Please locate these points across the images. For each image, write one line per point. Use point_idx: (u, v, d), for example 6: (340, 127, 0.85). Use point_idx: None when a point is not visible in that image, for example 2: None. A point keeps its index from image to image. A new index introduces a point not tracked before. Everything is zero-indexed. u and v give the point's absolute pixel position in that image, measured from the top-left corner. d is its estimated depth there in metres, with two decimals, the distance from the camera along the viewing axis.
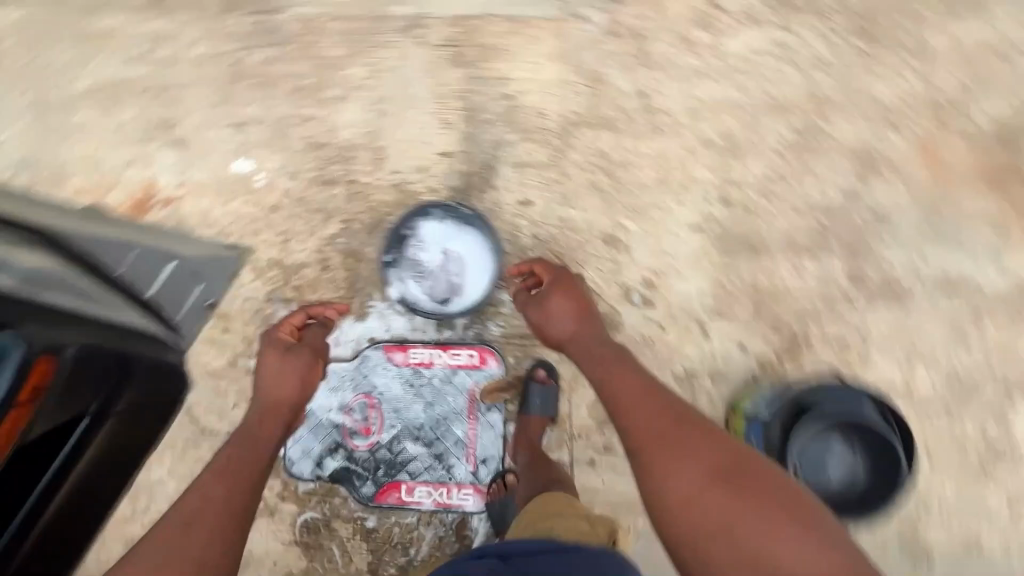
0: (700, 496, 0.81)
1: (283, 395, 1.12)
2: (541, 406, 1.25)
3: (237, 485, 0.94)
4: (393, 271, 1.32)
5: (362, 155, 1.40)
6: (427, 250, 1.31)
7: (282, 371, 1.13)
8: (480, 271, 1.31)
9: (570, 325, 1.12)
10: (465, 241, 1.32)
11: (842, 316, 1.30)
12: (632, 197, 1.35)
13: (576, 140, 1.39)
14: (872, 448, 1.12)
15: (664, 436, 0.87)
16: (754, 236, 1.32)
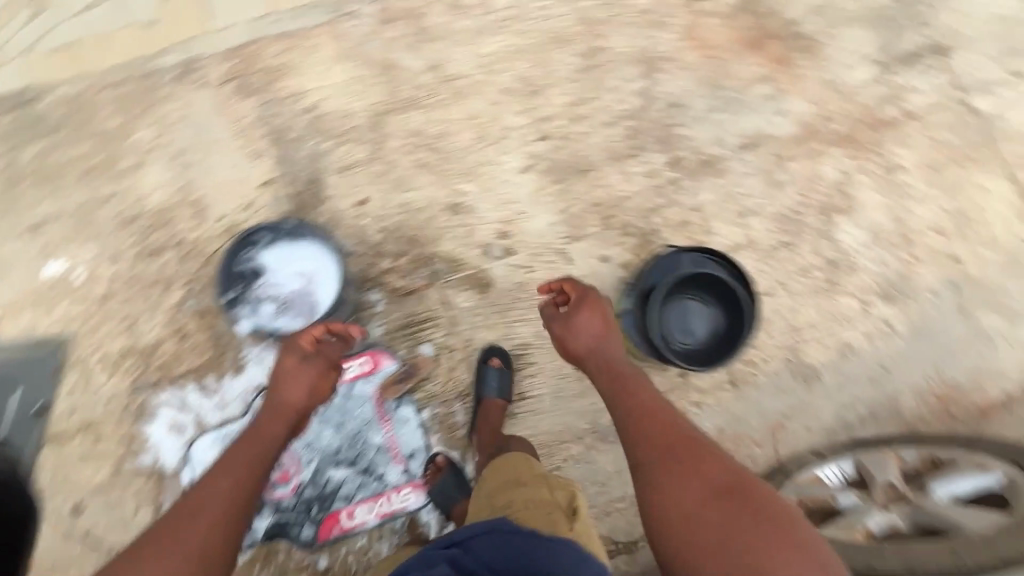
0: (702, 502, 0.85)
1: (292, 399, 1.08)
2: (497, 390, 1.26)
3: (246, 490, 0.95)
4: (241, 307, 1.27)
5: (182, 212, 1.34)
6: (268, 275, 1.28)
7: (299, 381, 1.09)
8: (326, 274, 1.30)
9: (593, 342, 1.12)
10: (300, 252, 1.29)
11: (675, 200, 1.43)
12: (459, 163, 1.41)
13: (390, 128, 1.42)
14: (714, 291, 1.33)
15: (673, 444, 0.93)
16: (577, 159, 1.43)
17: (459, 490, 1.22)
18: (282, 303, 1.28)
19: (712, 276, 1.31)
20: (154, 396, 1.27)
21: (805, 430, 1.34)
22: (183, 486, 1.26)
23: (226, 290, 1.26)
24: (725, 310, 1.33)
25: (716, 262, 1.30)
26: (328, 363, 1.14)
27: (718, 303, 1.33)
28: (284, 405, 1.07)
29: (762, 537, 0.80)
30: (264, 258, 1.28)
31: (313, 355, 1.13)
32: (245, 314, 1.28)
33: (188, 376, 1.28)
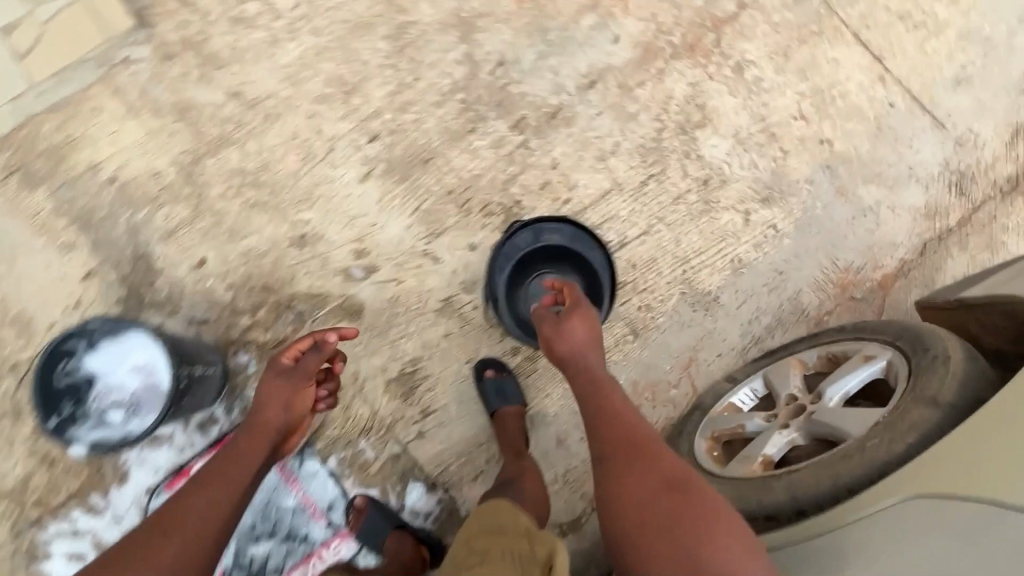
0: (654, 507, 0.88)
1: (276, 420, 1.01)
2: (500, 399, 1.20)
3: (224, 512, 0.91)
4: (78, 429, 1.04)
5: (5, 333, 1.21)
6: (101, 383, 1.05)
7: (282, 404, 1.02)
8: (161, 365, 1.05)
9: (576, 347, 1.09)
10: (129, 349, 1.05)
11: (529, 164, 1.34)
12: (292, 191, 1.30)
13: (207, 175, 1.29)
14: (564, 260, 1.28)
15: (637, 450, 0.94)
16: (415, 150, 1.32)
17: (388, 520, 1.17)
18: (128, 404, 1.05)
19: (546, 243, 1.28)
20: (38, 533, 1.17)
21: (716, 357, 1.31)
22: None
23: (49, 412, 1.03)
24: (578, 268, 1.28)
25: (545, 230, 1.28)
26: (309, 381, 1.05)
27: (568, 265, 1.28)
28: (264, 424, 1.00)
29: (709, 544, 0.82)
30: (84, 362, 1.04)
31: (298, 375, 1.04)
32: (86, 432, 1.04)
33: (70, 500, 1.18)
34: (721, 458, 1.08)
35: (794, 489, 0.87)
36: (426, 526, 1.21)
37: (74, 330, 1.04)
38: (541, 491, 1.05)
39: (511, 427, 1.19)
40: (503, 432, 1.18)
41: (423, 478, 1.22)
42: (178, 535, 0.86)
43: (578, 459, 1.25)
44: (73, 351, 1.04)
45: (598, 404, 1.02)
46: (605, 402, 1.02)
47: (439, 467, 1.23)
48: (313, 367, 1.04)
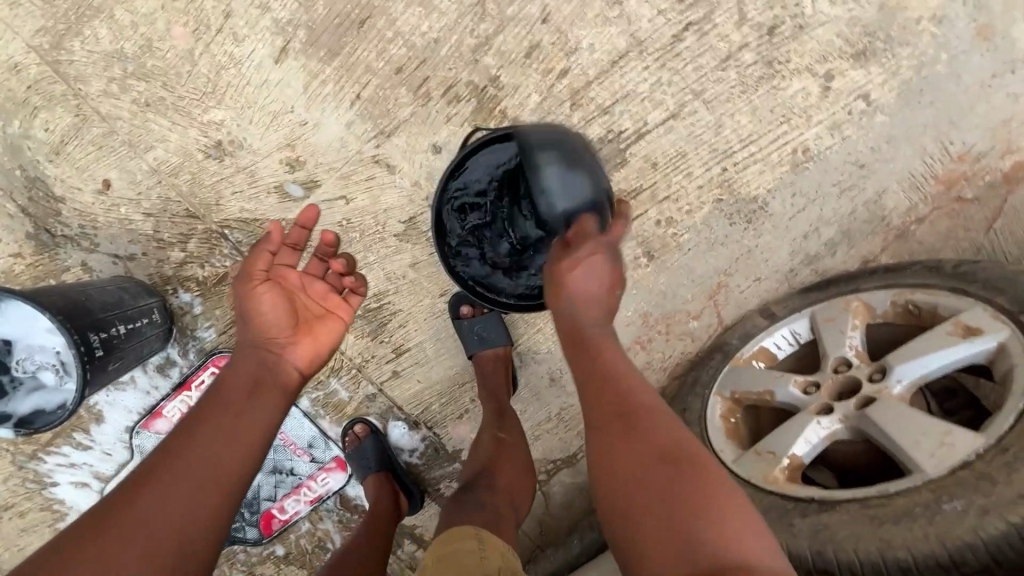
0: (648, 487, 0.57)
1: (249, 336, 0.72)
2: (480, 342, 1.04)
3: (242, 436, 0.66)
4: (13, 401, 0.93)
5: None
6: (11, 354, 0.91)
7: (242, 320, 0.72)
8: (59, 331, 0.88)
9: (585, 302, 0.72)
10: (24, 316, 0.90)
11: (508, 18, 0.93)
12: (190, 81, 0.97)
13: (78, 64, 0.96)
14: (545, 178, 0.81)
15: (630, 412, 0.63)
16: (343, 7, 0.93)
17: (372, 462, 1.09)
18: (56, 365, 0.93)
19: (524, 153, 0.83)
20: (38, 466, 1.17)
21: (754, 282, 1.03)
22: None
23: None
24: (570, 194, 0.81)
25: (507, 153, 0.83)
26: (259, 303, 0.71)
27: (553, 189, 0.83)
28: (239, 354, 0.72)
29: (726, 535, 0.53)
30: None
31: (243, 279, 0.72)
32: (18, 402, 0.93)
33: (56, 438, 1.16)
34: (740, 426, 0.88)
35: (827, 545, 0.64)
36: (411, 460, 1.15)
37: None
38: (519, 481, 0.95)
39: (494, 370, 1.04)
40: (483, 376, 1.04)
41: (403, 417, 1.13)
42: (182, 477, 0.60)
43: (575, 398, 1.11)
44: None
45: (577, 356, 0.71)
46: (596, 350, 0.70)
47: (419, 406, 1.13)
48: (258, 263, 0.72)
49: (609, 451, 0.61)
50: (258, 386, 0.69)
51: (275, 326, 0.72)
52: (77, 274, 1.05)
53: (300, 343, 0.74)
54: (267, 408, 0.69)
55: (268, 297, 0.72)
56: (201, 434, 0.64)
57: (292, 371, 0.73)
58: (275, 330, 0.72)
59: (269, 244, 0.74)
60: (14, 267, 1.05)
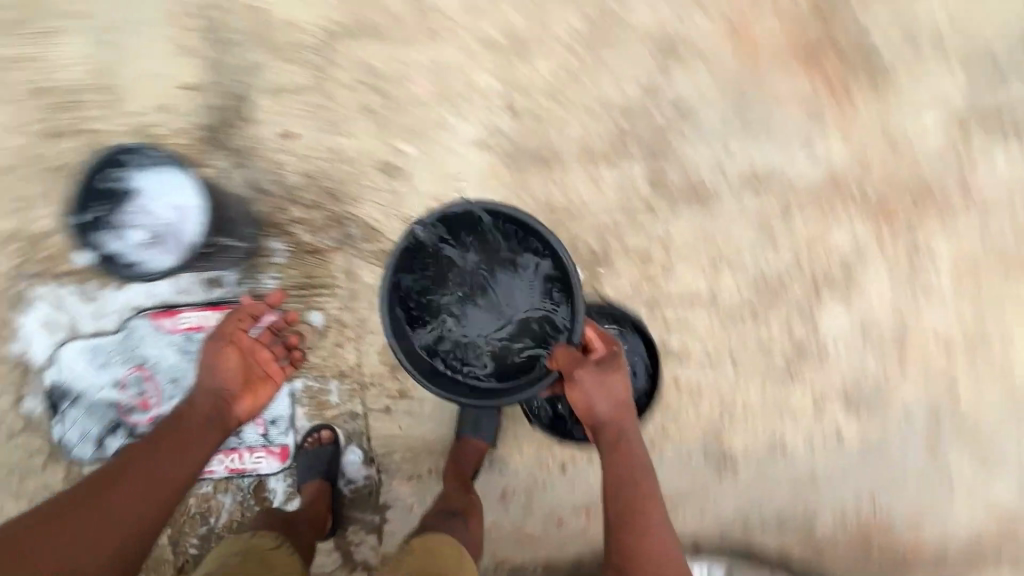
0: (638, 532, 0.90)
1: (210, 382, 1.03)
2: (474, 432, 1.15)
3: (182, 461, 0.90)
4: (106, 235, 1.18)
5: (94, 97, 1.19)
6: (140, 210, 1.18)
7: (208, 370, 1.03)
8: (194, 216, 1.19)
9: (610, 407, 0.99)
10: (168, 191, 1.19)
11: (644, 227, 1.20)
12: (407, 117, 1.20)
13: (339, 55, 1.20)
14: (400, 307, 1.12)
15: (638, 491, 0.93)
16: (544, 146, 1.20)
17: (319, 468, 1.16)
18: (151, 233, 1.18)
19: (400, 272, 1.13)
20: (32, 288, 1.19)
21: (694, 515, 1.21)
22: (44, 387, 1.20)
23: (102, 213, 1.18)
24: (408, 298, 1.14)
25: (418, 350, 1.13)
26: (228, 350, 1.06)
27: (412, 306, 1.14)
28: (201, 395, 1.01)
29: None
30: (137, 178, 1.19)
31: (219, 337, 1.07)
32: (122, 236, 1.18)
33: (71, 277, 1.19)
34: None
35: None
36: (344, 488, 1.20)
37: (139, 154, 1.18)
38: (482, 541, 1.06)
39: (470, 465, 1.14)
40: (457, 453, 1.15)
41: (364, 447, 1.20)
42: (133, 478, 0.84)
43: (509, 522, 1.20)
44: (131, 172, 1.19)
45: (615, 452, 0.96)
46: (617, 442, 0.97)
47: (385, 448, 1.20)
48: (228, 327, 1.08)
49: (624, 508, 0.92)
50: (207, 427, 0.97)
51: (231, 380, 1.04)
52: (213, 176, 1.20)
53: (244, 397, 1.06)
54: (209, 438, 0.96)
55: (231, 355, 1.06)
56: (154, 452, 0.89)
57: (235, 415, 1.03)
58: (237, 374, 1.06)
59: (244, 313, 1.09)
60: (173, 140, 1.19)
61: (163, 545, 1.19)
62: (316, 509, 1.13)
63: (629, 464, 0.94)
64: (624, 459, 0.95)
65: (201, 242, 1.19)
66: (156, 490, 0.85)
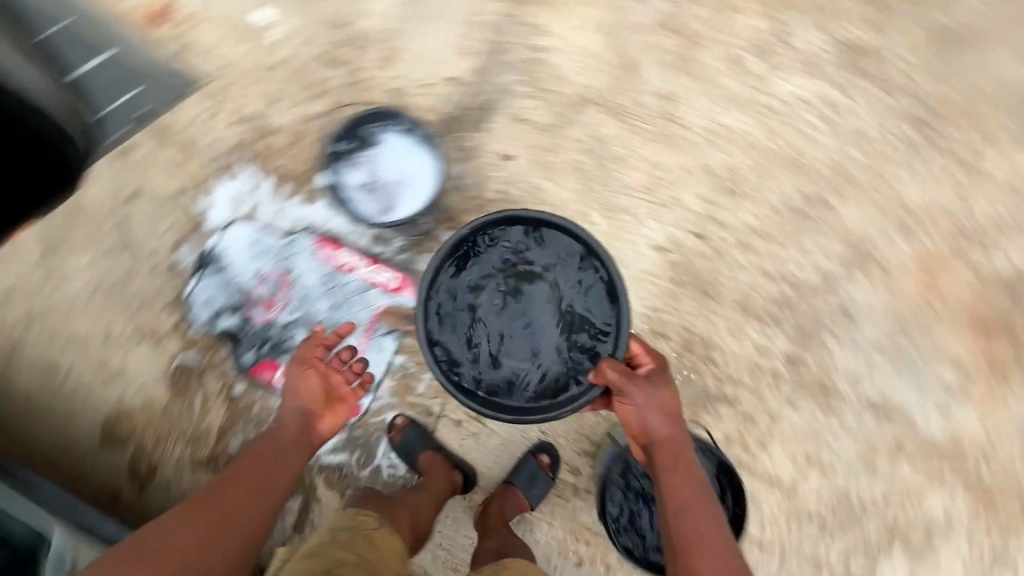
0: (695, 533, 0.95)
1: (296, 404, 1.04)
2: (525, 486, 1.18)
3: (272, 481, 0.93)
4: (338, 160, 1.32)
5: (375, 49, 1.35)
6: (377, 160, 1.31)
7: (292, 392, 1.05)
8: (416, 193, 1.30)
9: (664, 423, 1.02)
10: (409, 161, 1.31)
11: (762, 395, 1.24)
12: (609, 194, 1.31)
13: (581, 118, 1.33)
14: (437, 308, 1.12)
15: (694, 494, 0.98)
16: (711, 279, 1.27)
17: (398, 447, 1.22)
18: (368, 181, 1.31)
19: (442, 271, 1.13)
20: (241, 166, 1.34)
21: None
22: (203, 246, 1.33)
23: (349, 148, 1.32)
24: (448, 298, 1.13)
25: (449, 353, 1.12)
26: (309, 371, 1.06)
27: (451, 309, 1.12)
28: (288, 414, 1.02)
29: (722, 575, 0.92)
30: (388, 139, 1.32)
31: (299, 362, 1.08)
32: (349, 175, 1.31)
33: (275, 175, 1.34)
34: None
35: None
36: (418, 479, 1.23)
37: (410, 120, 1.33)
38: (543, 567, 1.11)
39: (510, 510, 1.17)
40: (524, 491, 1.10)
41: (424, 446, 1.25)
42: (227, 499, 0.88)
43: None
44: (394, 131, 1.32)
45: (670, 460, 1.00)
46: (671, 450, 1.01)
47: None
48: (309, 352, 1.10)
49: (679, 509, 0.97)
50: (291, 447, 0.99)
51: (312, 403, 1.04)
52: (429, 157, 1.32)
53: (325, 415, 1.05)
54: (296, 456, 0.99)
55: (312, 376, 1.06)
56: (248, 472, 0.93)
57: (319, 433, 1.04)
58: (324, 394, 1.07)
59: (315, 344, 1.11)
60: (414, 113, 1.34)
61: (213, 428, 1.28)
62: (434, 472, 1.16)
63: (681, 471, 0.99)
64: (677, 471, 0.99)
65: (401, 220, 1.29)
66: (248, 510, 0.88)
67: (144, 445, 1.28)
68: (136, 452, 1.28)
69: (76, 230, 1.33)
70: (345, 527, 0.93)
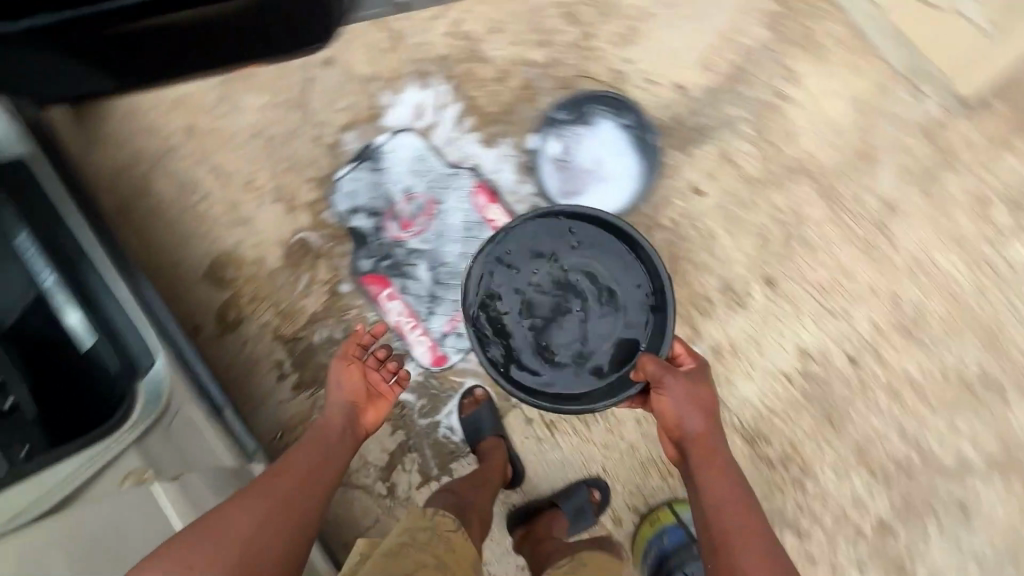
0: (734, 527, 0.84)
1: (339, 400, 1.00)
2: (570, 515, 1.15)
3: (318, 479, 0.87)
4: (549, 126, 1.26)
5: (619, 25, 1.26)
6: (584, 146, 1.25)
7: (333, 385, 1.01)
8: (605, 198, 1.24)
9: (702, 420, 0.94)
10: (613, 162, 1.25)
11: (834, 543, 1.16)
12: (782, 275, 1.20)
13: (791, 186, 1.22)
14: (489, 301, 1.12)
15: (732, 490, 0.88)
16: (842, 408, 1.17)
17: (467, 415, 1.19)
18: (565, 161, 1.25)
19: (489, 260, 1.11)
20: (439, 81, 1.30)
21: None
22: (370, 140, 1.30)
23: (564, 121, 1.26)
24: (501, 292, 1.12)
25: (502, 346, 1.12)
26: (350, 366, 1.03)
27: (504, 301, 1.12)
28: (332, 411, 0.98)
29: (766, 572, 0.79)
30: (605, 131, 1.25)
31: (341, 357, 1.04)
32: (551, 146, 1.26)
33: (467, 103, 1.29)
34: None
35: None
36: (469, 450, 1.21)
37: (636, 122, 1.24)
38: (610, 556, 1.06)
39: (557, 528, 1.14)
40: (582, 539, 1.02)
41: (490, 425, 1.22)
42: (271, 491, 0.81)
43: None
44: (613, 125, 1.25)
45: (703, 452, 0.92)
46: (707, 445, 0.93)
47: None
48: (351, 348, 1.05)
49: (715, 501, 0.87)
50: (335, 442, 0.93)
51: (355, 396, 1.01)
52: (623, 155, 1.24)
53: (367, 409, 1.02)
54: (341, 454, 0.93)
55: (354, 372, 1.03)
56: (295, 466, 0.86)
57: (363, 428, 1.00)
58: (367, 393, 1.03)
59: (356, 340, 1.06)
60: (629, 104, 1.25)
61: (305, 311, 1.29)
62: (494, 462, 1.13)
63: (715, 463, 0.91)
64: (713, 464, 0.91)
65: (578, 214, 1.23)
66: (290, 510, 0.81)
67: (239, 297, 1.30)
68: (230, 300, 1.30)
69: (265, 71, 1.32)
70: (421, 527, 0.85)
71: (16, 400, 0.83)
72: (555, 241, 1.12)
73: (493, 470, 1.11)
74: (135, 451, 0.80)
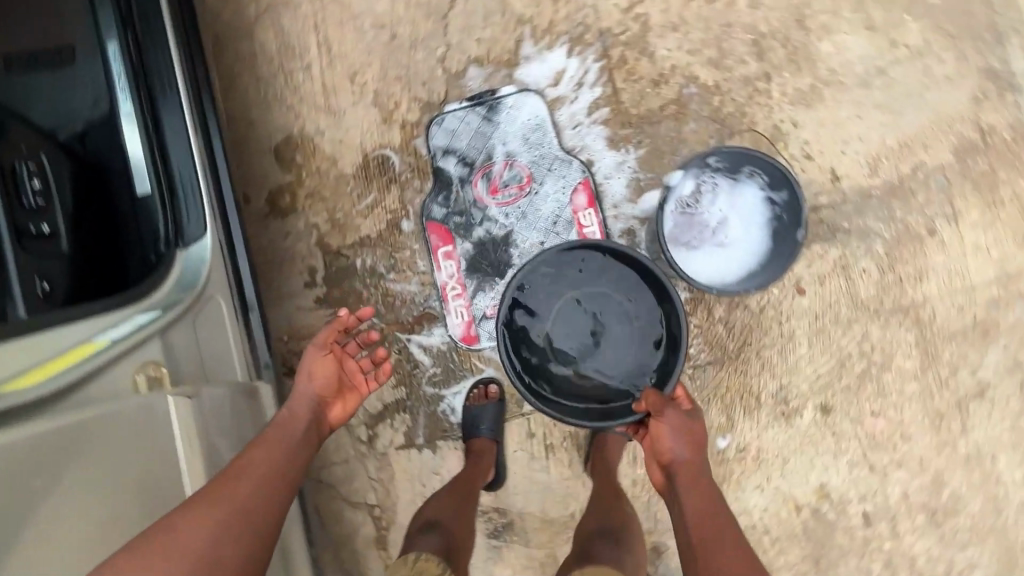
0: (721, 554, 0.76)
1: (310, 391, 0.93)
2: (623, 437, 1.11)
3: (287, 475, 0.79)
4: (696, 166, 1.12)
5: (803, 82, 1.13)
6: (717, 199, 1.12)
7: (305, 373, 0.94)
8: (713, 261, 1.12)
9: (689, 450, 0.88)
10: (739, 226, 1.12)
11: None
12: (841, 409, 1.13)
13: (896, 326, 1.12)
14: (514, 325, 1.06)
15: (717, 521, 0.80)
16: (834, 557, 1.13)
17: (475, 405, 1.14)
18: (689, 206, 1.13)
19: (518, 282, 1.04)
20: (592, 55, 1.16)
21: None
22: (496, 85, 1.18)
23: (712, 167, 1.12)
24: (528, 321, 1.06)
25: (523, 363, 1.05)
26: (327, 355, 0.96)
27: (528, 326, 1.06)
28: (299, 401, 0.91)
29: None
30: (747, 192, 1.11)
31: (317, 345, 0.96)
32: (684, 186, 1.13)
33: (610, 92, 1.16)
34: None
35: None
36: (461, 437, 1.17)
37: (788, 194, 1.08)
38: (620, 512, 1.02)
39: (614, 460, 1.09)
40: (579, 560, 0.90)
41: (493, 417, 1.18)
42: (237, 492, 0.72)
43: None
44: (757, 189, 1.12)
45: (686, 479, 0.85)
46: (692, 472, 0.86)
47: None
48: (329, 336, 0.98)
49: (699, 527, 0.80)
50: (301, 440, 0.85)
51: (328, 386, 0.94)
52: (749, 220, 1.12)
53: (335, 403, 0.96)
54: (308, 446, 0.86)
55: (329, 360, 0.96)
56: (260, 460, 0.78)
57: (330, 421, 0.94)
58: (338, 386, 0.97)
59: (337, 326, 0.99)
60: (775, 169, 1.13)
61: (358, 230, 1.20)
62: (476, 464, 1.09)
63: (699, 491, 0.84)
64: (697, 485, 0.84)
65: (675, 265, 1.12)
66: (260, 511, 0.72)
67: (298, 188, 1.21)
68: (288, 187, 1.22)
69: None
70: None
71: (55, 227, 0.77)
72: (590, 265, 1.06)
73: (472, 471, 1.08)
74: (158, 341, 0.77)
